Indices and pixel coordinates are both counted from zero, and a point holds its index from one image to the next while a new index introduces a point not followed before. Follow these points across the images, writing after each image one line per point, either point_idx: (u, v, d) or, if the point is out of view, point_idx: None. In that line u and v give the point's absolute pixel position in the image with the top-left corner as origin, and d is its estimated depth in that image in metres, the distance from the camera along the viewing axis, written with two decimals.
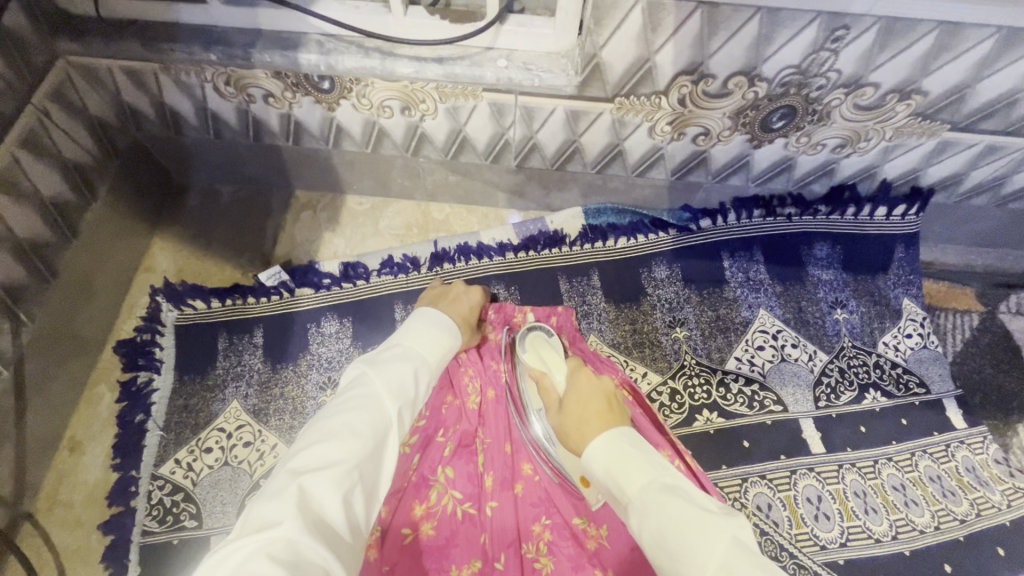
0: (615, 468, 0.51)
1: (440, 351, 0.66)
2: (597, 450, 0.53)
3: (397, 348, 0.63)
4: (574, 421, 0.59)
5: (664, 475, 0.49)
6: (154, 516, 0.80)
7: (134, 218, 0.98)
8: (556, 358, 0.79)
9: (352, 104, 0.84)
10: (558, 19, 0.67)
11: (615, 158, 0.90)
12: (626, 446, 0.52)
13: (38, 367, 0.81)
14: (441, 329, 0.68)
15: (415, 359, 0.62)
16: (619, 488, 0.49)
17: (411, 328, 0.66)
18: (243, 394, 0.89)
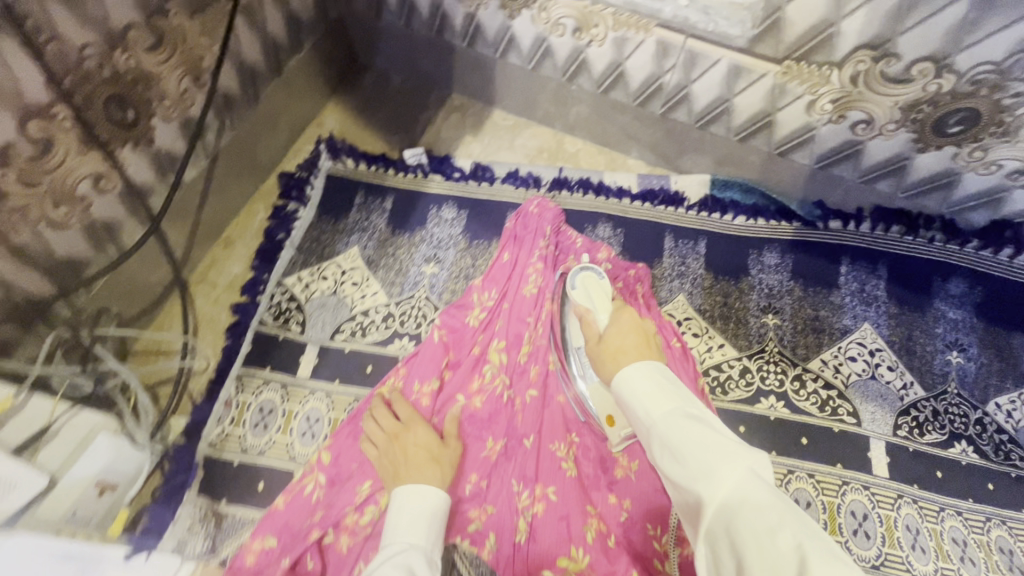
0: (642, 392, 0.56)
1: (433, 532, 0.66)
2: (629, 376, 0.58)
3: (390, 549, 0.63)
4: (618, 356, 0.65)
5: (689, 408, 0.52)
6: (272, 313, 0.96)
7: (321, 79, 1.15)
8: (604, 294, 0.81)
9: (531, 15, 0.91)
10: None
11: (761, 129, 0.90)
12: (655, 379, 0.56)
13: (223, 168, 0.99)
14: (424, 523, 0.66)
15: (407, 549, 0.62)
16: (643, 410, 0.54)
17: (400, 515, 0.67)
18: (363, 244, 1.02)
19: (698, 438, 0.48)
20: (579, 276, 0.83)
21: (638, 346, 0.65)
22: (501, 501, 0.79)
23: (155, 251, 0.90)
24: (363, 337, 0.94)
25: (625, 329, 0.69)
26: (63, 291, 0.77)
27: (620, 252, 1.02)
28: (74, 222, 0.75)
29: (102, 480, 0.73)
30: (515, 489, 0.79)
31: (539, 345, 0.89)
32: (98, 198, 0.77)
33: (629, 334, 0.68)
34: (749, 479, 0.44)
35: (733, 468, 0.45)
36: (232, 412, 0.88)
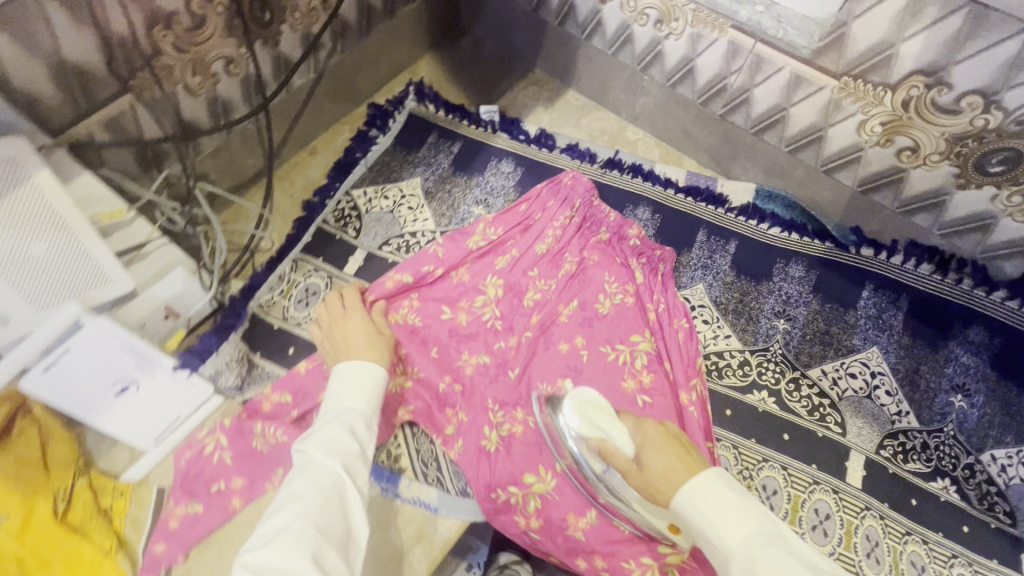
0: (712, 516, 0.57)
1: (371, 397, 0.71)
2: (695, 495, 0.59)
3: (332, 411, 0.68)
4: (660, 474, 0.64)
5: (764, 527, 0.56)
6: (334, 217, 1.09)
7: (425, 32, 1.28)
8: (607, 413, 0.78)
9: (621, 3, 1.01)
10: None
11: (813, 143, 0.95)
12: (722, 493, 0.58)
13: (326, 86, 1.13)
14: (364, 387, 0.71)
15: (344, 413, 0.67)
16: (718, 537, 0.56)
17: (342, 385, 0.71)
18: (425, 177, 1.14)
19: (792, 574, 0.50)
20: (573, 403, 0.81)
21: (676, 452, 0.65)
22: (474, 411, 0.91)
23: (254, 137, 1.05)
24: (406, 253, 1.05)
25: (649, 438, 0.69)
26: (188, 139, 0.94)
27: (654, 235, 1.08)
28: (203, 92, 0.91)
29: (168, 306, 0.87)
30: (490, 408, 0.91)
31: (546, 297, 1.00)
32: (226, 78, 0.92)
33: (660, 445, 0.67)
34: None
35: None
36: (282, 285, 1.00)
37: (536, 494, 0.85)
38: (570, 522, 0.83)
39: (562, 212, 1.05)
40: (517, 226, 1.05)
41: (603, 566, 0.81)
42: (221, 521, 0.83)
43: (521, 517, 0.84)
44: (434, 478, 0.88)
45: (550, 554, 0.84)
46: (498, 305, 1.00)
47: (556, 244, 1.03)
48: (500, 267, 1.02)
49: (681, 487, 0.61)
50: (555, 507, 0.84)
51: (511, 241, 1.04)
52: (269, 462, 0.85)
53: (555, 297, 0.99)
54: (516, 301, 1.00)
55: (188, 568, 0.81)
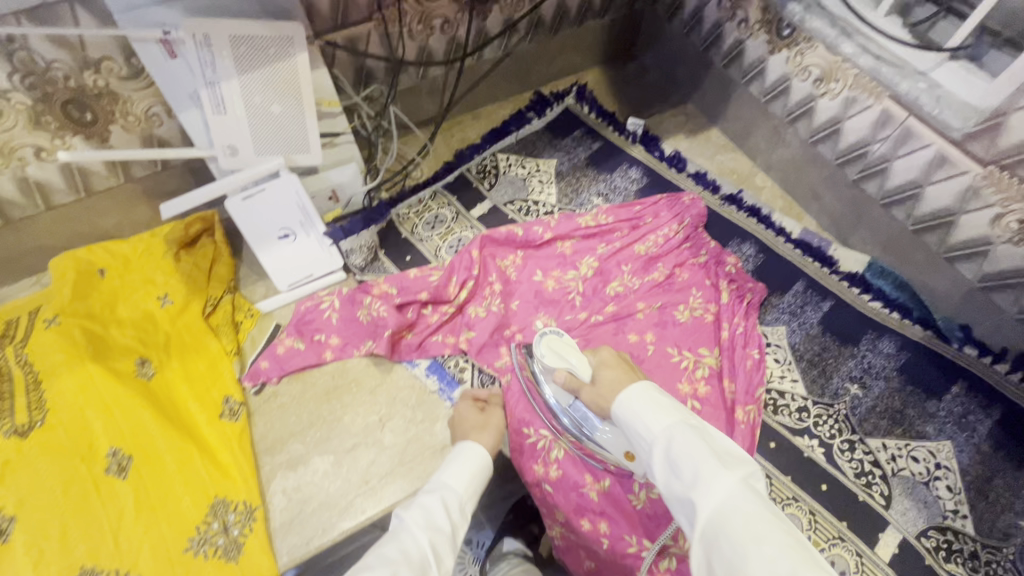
0: (645, 410, 0.61)
1: (471, 481, 0.73)
2: (628, 398, 0.64)
3: (431, 485, 0.70)
4: (609, 387, 0.71)
5: (688, 419, 0.59)
6: (476, 169, 1.26)
7: (601, 46, 1.45)
8: (569, 345, 0.82)
9: (788, 56, 1.09)
10: (997, 79, 0.79)
11: (940, 227, 0.96)
12: (657, 396, 0.62)
13: (507, 65, 1.33)
14: (468, 468, 0.74)
15: (443, 488, 0.69)
16: (645, 426, 0.60)
17: (450, 461, 0.74)
18: (562, 161, 1.28)
19: (693, 449, 0.54)
20: (543, 340, 0.84)
21: (623, 370, 0.72)
22: None
23: (438, 87, 1.26)
24: (525, 216, 1.20)
25: (608, 360, 0.76)
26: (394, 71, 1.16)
27: (752, 270, 1.12)
28: (419, 39, 1.13)
29: (335, 190, 1.10)
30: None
31: (630, 291, 1.07)
32: (439, 33, 1.15)
33: (611, 367, 0.74)
34: (739, 487, 0.51)
35: (721, 475, 0.51)
36: (419, 207, 1.19)
37: (564, 444, 0.90)
38: (586, 482, 0.88)
39: (670, 225, 1.12)
40: (627, 221, 1.14)
41: (604, 532, 0.85)
42: (312, 363, 1.01)
43: (540, 463, 0.90)
44: None
45: (557, 510, 0.89)
46: (585, 283, 1.08)
47: (656, 251, 1.10)
48: (599, 251, 1.11)
49: (618, 397, 0.66)
50: (575, 463, 0.89)
51: (617, 232, 1.13)
52: (364, 332, 1.01)
53: (639, 293, 1.06)
54: (602, 286, 1.08)
55: (276, 390, 0.99)
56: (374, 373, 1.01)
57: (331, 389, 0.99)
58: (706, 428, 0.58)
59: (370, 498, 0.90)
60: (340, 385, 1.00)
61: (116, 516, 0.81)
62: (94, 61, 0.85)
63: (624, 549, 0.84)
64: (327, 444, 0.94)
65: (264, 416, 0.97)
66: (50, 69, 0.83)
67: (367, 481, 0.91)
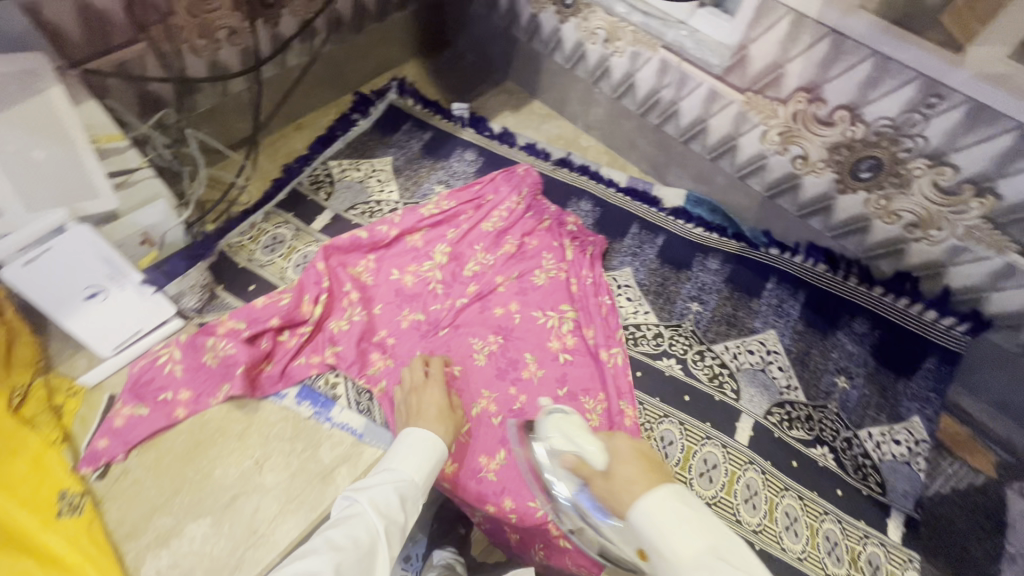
0: (666, 528, 0.52)
1: (426, 468, 0.75)
2: (650, 507, 0.54)
3: (387, 472, 0.73)
4: (623, 486, 0.59)
5: (720, 545, 0.51)
6: (309, 181, 1.21)
7: (413, 38, 1.45)
8: (580, 428, 0.72)
9: (576, 23, 1.18)
10: (738, 17, 0.92)
11: (728, 151, 1.11)
12: (683, 513, 0.53)
13: (318, 70, 1.28)
14: (423, 453, 0.76)
15: (398, 475, 0.72)
16: (670, 554, 0.51)
17: (404, 447, 0.76)
18: (397, 157, 1.27)
19: None
20: (552, 422, 0.76)
21: (643, 467, 0.60)
22: (403, 357, 0.99)
23: (246, 103, 1.18)
24: (369, 217, 1.17)
25: (622, 452, 0.63)
26: (187, 92, 1.06)
27: (592, 224, 1.21)
28: (205, 54, 1.04)
29: (146, 233, 0.98)
30: None
31: (486, 269, 1.09)
32: (228, 45, 1.07)
33: (630, 461, 0.61)
34: None
35: None
36: (253, 232, 1.11)
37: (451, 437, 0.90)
38: (481, 466, 0.89)
39: (510, 198, 1.16)
40: (470, 202, 1.16)
41: (509, 507, 0.86)
42: (163, 427, 0.90)
43: None
44: (367, 407, 0.95)
45: (460, 499, 0.89)
46: (442, 270, 1.09)
47: (503, 225, 1.14)
48: (449, 236, 1.12)
49: (637, 505, 0.55)
50: (469, 455, 0.90)
51: (462, 215, 1.15)
52: (216, 377, 0.93)
53: (495, 268, 1.09)
54: (459, 269, 1.09)
55: (124, 467, 0.88)
56: (240, 416, 0.93)
57: (192, 447, 0.90)
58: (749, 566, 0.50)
59: (264, 546, 0.83)
60: (202, 439, 0.91)
61: None
62: None
63: (532, 516, 0.86)
64: (200, 507, 0.85)
65: (116, 498, 0.85)
66: None
67: (254, 530, 0.84)
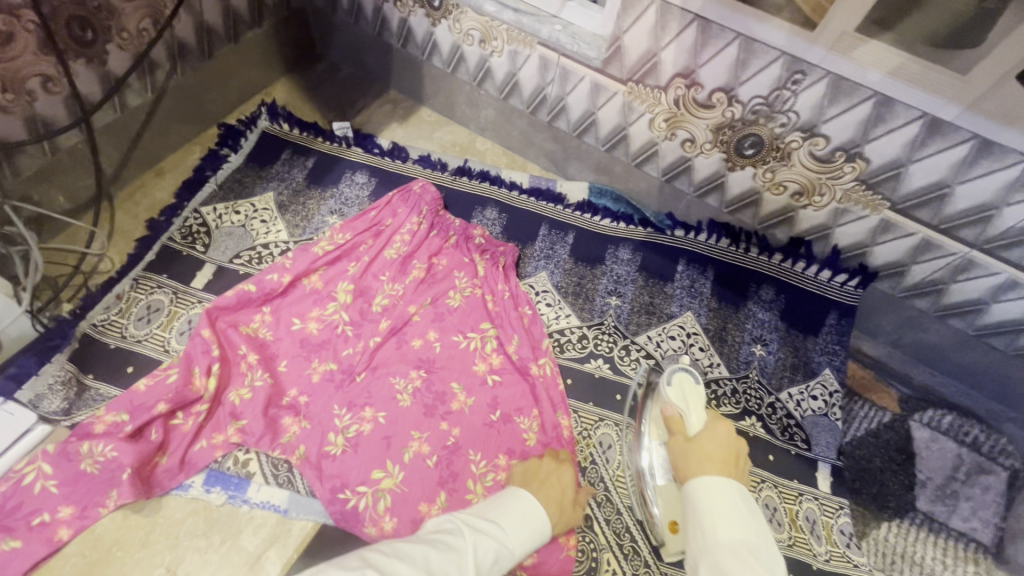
0: (715, 505, 0.66)
1: (528, 545, 0.70)
2: (713, 486, 0.68)
3: (493, 525, 0.70)
4: (702, 460, 0.72)
5: (755, 541, 0.63)
6: (181, 234, 1.07)
7: (277, 56, 1.32)
8: (698, 395, 0.80)
9: (449, 25, 1.12)
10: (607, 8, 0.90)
11: (621, 141, 1.10)
12: (741, 510, 0.66)
13: (169, 106, 1.13)
14: (535, 527, 0.72)
15: (502, 536, 0.69)
16: (713, 529, 0.64)
17: (525, 510, 0.73)
18: (279, 191, 1.16)
19: None
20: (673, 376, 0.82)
21: (729, 460, 0.72)
22: (319, 416, 0.90)
23: (84, 157, 1.02)
24: (258, 264, 1.06)
25: (720, 435, 0.74)
26: (3, 157, 0.90)
27: (501, 233, 1.17)
28: (16, 110, 0.88)
29: None
30: (337, 413, 0.91)
31: (395, 301, 1.02)
32: (45, 96, 0.91)
33: (719, 445, 0.73)
34: None
35: None
36: (121, 304, 0.97)
37: (385, 492, 0.84)
38: (422, 514, 0.83)
39: (409, 219, 1.09)
40: (367, 231, 1.08)
41: None
42: (43, 557, 0.77)
43: (370, 523, 0.82)
44: (287, 478, 0.87)
45: None
46: (348, 310, 1.00)
47: (407, 250, 1.07)
48: (351, 271, 1.03)
49: (704, 478, 0.69)
50: (403, 500, 0.84)
51: (361, 246, 1.07)
52: (101, 485, 0.80)
53: (406, 299, 1.02)
54: (367, 306, 1.02)
55: None
56: (137, 522, 0.82)
57: (83, 571, 0.78)
58: (775, 571, 0.61)
59: None
60: (95, 559, 0.79)
61: None
62: None
63: None
64: None
65: None
66: None
67: None
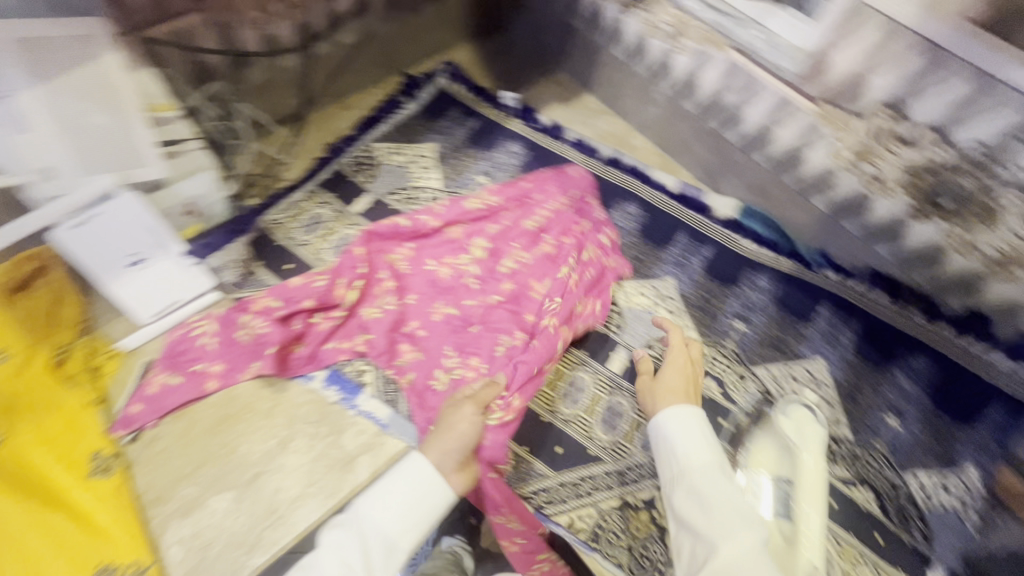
0: (683, 429, 0.79)
1: (402, 517, 0.71)
2: (673, 415, 0.81)
3: (359, 516, 0.71)
4: (665, 390, 0.86)
5: (720, 462, 0.75)
6: (351, 164, 1.19)
7: (466, 21, 1.41)
8: (815, 436, 0.87)
9: (640, 17, 1.11)
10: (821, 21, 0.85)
11: (791, 165, 1.04)
12: (704, 434, 0.78)
13: (370, 49, 1.26)
14: (399, 500, 0.72)
15: (366, 526, 0.70)
16: (684, 451, 0.77)
17: (381, 488, 0.73)
18: (441, 144, 1.24)
19: (728, 500, 0.70)
20: (791, 412, 0.91)
21: (687, 392, 0.86)
22: (432, 353, 0.97)
23: (294, 77, 1.17)
24: (411, 203, 1.16)
25: (676, 371, 0.89)
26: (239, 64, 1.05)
27: (636, 230, 1.16)
28: (258, 27, 1.03)
29: (191, 203, 1.00)
30: (448, 354, 0.96)
31: (522, 269, 1.03)
32: (281, 19, 1.05)
33: (677, 375, 0.88)
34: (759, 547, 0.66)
35: (751, 536, 0.67)
36: (292, 211, 1.10)
37: None
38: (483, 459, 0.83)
39: (554, 200, 1.11)
40: (515, 200, 1.11)
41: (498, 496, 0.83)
42: (193, 398, 0.92)
43: None
44: (392, 398, 0.95)
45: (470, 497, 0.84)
46: (478, 265, 1.04)
47: (545, 225, 1.07)
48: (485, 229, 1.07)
49: (665, 413, 0.82)
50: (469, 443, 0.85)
51: (506, 213, 1.10)
52: (247, 353, 0.93)
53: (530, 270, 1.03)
54: (495, 265, 1.04)
55: (157, 433, 0.91)
56: (267, 394, 0.95)
57: (222, 419, 0.92)
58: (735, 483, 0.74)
59: (282, 527, 0.85)
60: (231, 413, 0.93)
61: None
62: None
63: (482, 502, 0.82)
64: (223, 481, 0.88)
65: (148, 465, 0.88)
66: None
67: (274, 510, 0.86)
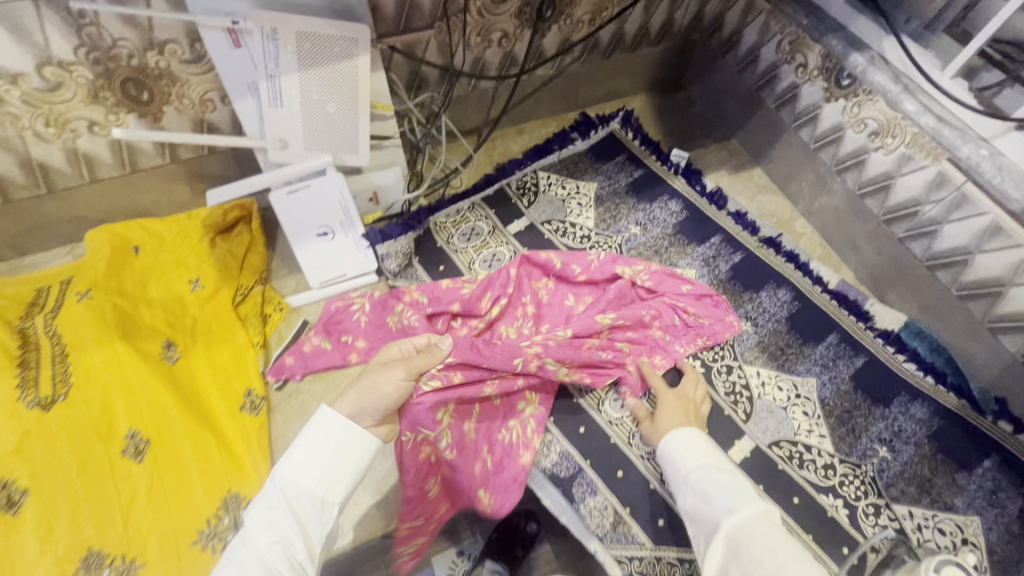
0: (679, 447, 0.76)
1: (332, 475, 0.62)
2: (671, 436, 0.78)
3: (279, 485, 0.61)
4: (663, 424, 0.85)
5: (717, 461, 0.72)
6: (513, 188, 1.25)
7: (649, 73, 1.44)
8: None
9: (845, 107, 1.07)
10: None
11: (986, 297, 0.96)
12: (696, 438, 0.76)
13: (558, 83, 1.33)
14: (324, 460, 0.62)
15: (293, 495, 0.61)
16: (682, 462, 0.74)
17: (299, 453, 0.62)
18: (601, 186, 1.27)
19: (729, 487, 0.67)
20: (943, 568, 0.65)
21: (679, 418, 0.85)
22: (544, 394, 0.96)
23: (486, 98, 1.25)
24: (561, 236, 1.19)
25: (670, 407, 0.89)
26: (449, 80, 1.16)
27: (783, 318, 1.11)
28: (475, 50, 1.13)
29: (377, 192, 1.11)
30: None
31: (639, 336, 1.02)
32: (496, 47, 1.14)
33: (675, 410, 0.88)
34: (761, 517, 0.62)
35: (751, 507, 0.63)
36: (457, 217, 1.18)
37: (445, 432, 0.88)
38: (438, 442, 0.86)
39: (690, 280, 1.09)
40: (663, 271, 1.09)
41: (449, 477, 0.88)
42: (337, 364, 1.01)
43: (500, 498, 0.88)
44: None
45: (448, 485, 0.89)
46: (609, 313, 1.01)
47: (681, 297, 1.07)
48: (623, 273, 1.06)
49: (670, 430, 0.80)
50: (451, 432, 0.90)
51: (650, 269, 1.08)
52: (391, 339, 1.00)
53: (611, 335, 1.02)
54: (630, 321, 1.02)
55: (298, 387, 1.01)
56: None
57: None
58: (733, 468, 0.71)
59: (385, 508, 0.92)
60: None
61: (129, 498, 0.82)
62: (160, 42, 0.85)
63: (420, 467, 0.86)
64: None
65: (284, 412, 0.99)
66: (115, 46, 0.83)
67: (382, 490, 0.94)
